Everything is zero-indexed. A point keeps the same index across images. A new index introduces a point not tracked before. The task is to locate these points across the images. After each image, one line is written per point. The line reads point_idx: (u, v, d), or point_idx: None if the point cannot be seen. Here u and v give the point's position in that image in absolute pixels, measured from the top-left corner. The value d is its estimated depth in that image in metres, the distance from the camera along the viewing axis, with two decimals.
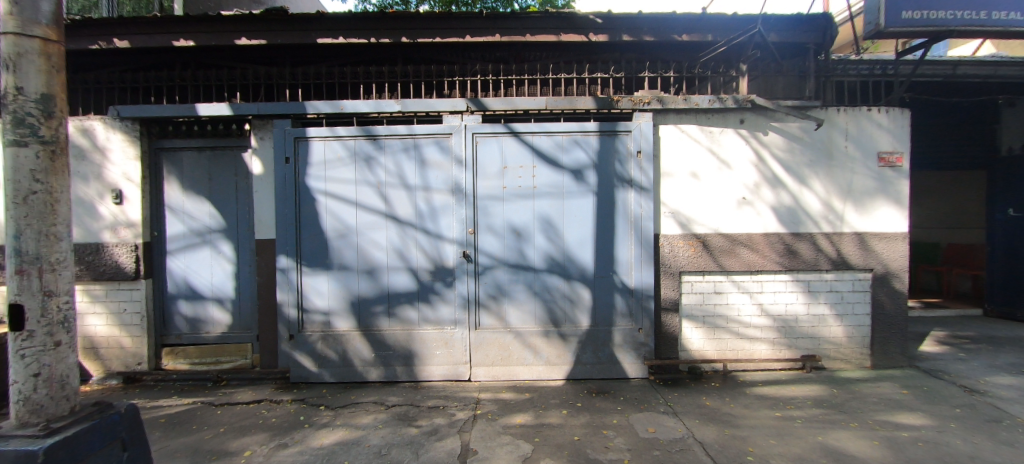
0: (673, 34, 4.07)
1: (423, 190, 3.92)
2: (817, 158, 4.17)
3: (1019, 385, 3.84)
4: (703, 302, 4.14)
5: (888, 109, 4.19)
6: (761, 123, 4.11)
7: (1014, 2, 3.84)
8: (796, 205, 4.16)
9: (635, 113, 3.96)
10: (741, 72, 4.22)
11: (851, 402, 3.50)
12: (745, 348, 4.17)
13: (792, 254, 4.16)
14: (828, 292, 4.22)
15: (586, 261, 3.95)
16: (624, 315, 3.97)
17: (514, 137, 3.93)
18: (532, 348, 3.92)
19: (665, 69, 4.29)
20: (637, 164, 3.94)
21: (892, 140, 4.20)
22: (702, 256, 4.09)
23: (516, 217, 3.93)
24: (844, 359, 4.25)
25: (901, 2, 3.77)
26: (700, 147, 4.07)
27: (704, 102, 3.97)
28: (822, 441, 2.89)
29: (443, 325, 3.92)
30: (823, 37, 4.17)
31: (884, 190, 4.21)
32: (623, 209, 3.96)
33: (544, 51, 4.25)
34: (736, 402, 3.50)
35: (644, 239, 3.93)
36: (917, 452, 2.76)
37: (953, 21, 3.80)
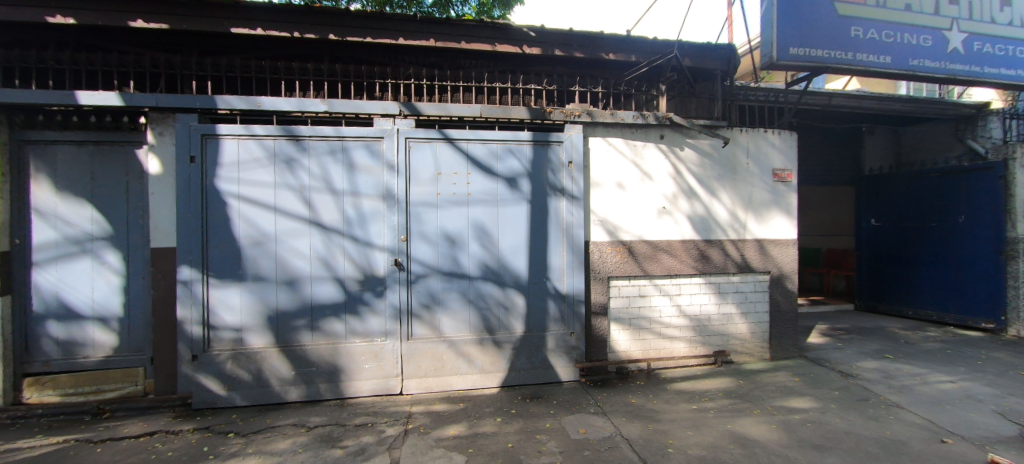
0: (600, 53, 4.31)
1: (351, 196, 3.72)
2: (724, 173, 4.64)
3: (880, 368, 4.55)
4: (629, 305, 4.38)
5: (779, 131, 4.79)
6: (678, 139, 4.49)
7: (872, 47, 4.60)
8: (708, 215, 4.58)
9: (567, 125, 4.12)
10: (660, 92, 4.58)
11: (754, 391, 3.89)
12: (666, 347, 4.48)
13: (705, 259, 4.57)
14: (734, 293, 4.68)
15: (520, 268, 4.00)
16: (557, 320, 4.07)
17: (448, 143, 3.89)
18: (466, 356, 3.87)
19: (594, 85, 4.53)
20: (568, 174, 4.09)
21: (783, 159, 4.81)
22: (627, 262, 4.33)
23: (450, 224, 3.88)
24: (748, 353, 4.73)
25: (789, 40, 4.36)
26: (625, 159, 4.33)
27: (629, 117, 4.25)
28: (730, 428, 3.17)
29: (373, 337, 3.74)
30: (728, 64, 4.67)
31: (777, 202, 4.79)
32: (555, 217, 4.08)
33: (479, 59, 4.28)
34: (658, 398, 3.74)
35: (575, 246, 4.08)
36: (806, 432, 3.14)
37: (828, 59, 4.45)
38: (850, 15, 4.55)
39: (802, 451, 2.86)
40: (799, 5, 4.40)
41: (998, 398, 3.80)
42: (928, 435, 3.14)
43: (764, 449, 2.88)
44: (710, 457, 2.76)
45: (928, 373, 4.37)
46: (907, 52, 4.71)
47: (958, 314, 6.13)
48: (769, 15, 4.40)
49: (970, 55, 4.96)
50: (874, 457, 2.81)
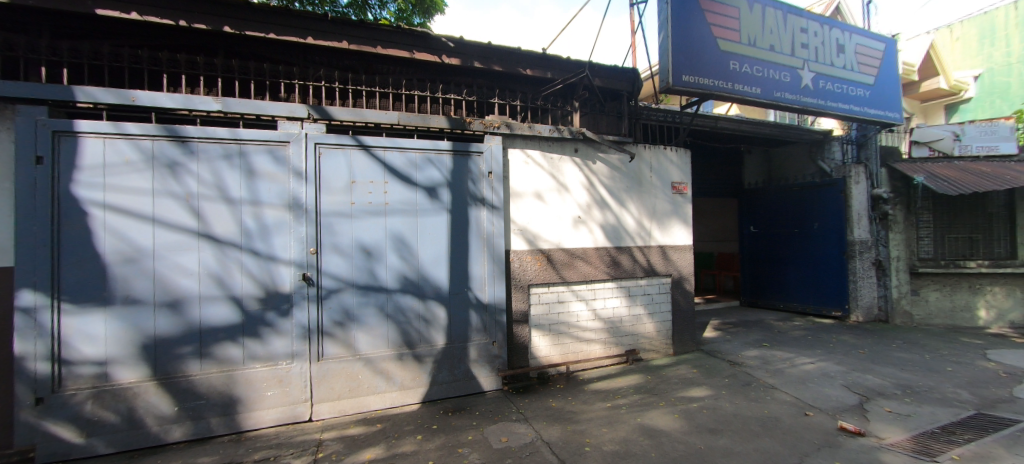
0: (518, 68, 4.47)
1: (251, 205, 3.37)
2: (631, 185, 5.04)
3: (760, 355, 5.24)
4: (549, 311, 4.53)
5: (676, 149, 5.35)
6: (590, 153, 4.79)
7: (746, 79, 5.36)
8: (618, 224, 4.93)
9: (486, 136, 4.17)
10: (574, 108, 4.86)
11: (660, 385, 4.24)
12: (583, 350, 4.71)
13: (616, 264, 4.90)
14: (642, 295, 5.08)
15: (441, 279, 3.93)
16: (479, 330, 4.06)
17: (363, 150, 3.71)
18: (384, 374, 3.69)
19: (512, 98, 4.67)
20: (488, 184, 4.13)
21: (680, 174, 5.37)
22: (546, 270, 4.48)
23: (366, 235, 3.69)
24: (656, 349, 5.16)
25: (682, 68, 4.90)
26: (543, 171, 4.50)
27: (545, 131, 4.45)
28: (640, 422, 3.42)
29: (276, 361, 3.39)
30: (632, 87, 5.12)
31: (676, 212, 5.32)
32: (475, 227, 4.09)
33: (396, 66, 4.17)
34: (576, 399, 3.90)
35: (495, 255, 4.12)
36: (702, 418, 3.49)
37: (713, 87, 5.09)
38: (729, 51, 5.27)
39: (699, 436, 3.18)
40: (689, 38, 4.98)
41: (845, 373, 4.59)
42: (795, 410, 3.68)
43: (669, 438, 3.14)
44: (623, 451, 2.94)
45: (795, 357, 5.14)
46: (772, 85, 5.58)
47: (815, 305, 7.31)
48: (665, 44, 4.92)
49: (817, 90, 6.02)
50: (756, 434, 3.21)
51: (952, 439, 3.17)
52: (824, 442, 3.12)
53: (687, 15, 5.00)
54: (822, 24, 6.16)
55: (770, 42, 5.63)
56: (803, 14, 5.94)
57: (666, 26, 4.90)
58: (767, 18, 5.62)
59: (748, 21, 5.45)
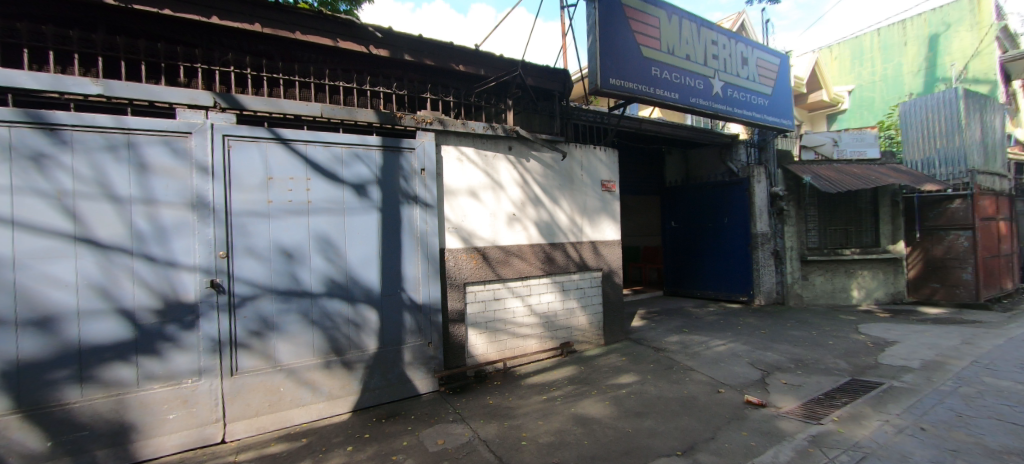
0: (450, 63, 4.39)
1: (144, 204, 2.96)
2: (563, 183, 5.19)
3: (680, 340, 5.69)
4: (485, 309, 4.52)
5: (604, 149, 5.61)
6: (524, 151, 4.85)
7: (665, 84, 5.75)
8: (551, 221, 5.05)
9: (418, 132, 4.05)
10: (507, 106, 4.88)
11: (593, 375, 4.43)
12: (519, 345, 4.78)
13: (550, 260, 5.03)
14: (575, 289, 5.26)
15: (371, 281, 3.75)
16: (413, 332, 3.94)
17: (281, 144, 3.42)
18: (309, 384, 3.45)
19: (445, 94, 4.58)
20: (421, 181, 4.02)
21: (608, 172, 5.64)
22: (481, 267, 4.47)
23: (285, 236, 3.42)
24: (588, 341, 5.38)
25: (609, 72, 5.14)
26: (477, 169, 4.47)
27: (479, 128, 4.42)
28: (574, 411, 3.55)
29: (180, 379, 3.03)
30: (563, 87, 5.26)
31: (605, 209, 5.58)
32: (408, 226, 3.96)
33: (319, 54, 3.90)
34: (513, 395, 3.95)
35: (429, 255, 4.03)
36: (630, 403, 3.70)
37: (637, 91, 5.39)
38: (651, 58, 5.62)
39: (627, 420, 3.37)
40: (615, 43, 5.24)
41: (750, 352, 5.13)
42: (710, 388, 4.05)
43: (600, 424, 3.30)
44: (558, 441, 3.03)
45: (710, 340, 5.65)
46: (688, 92, 6.05)
47: (726, 292, 8.10)
48: (594, 48, 5.11)
49: (726, 97, 6.63)
50: (677, 413, 3.48)
51: (833, 403, 3.68)
52: (733, 415, 3.47)
53: (613, 21, 5.25)
54: (729, 38, 6.81)
55: (686, 51, 6.09)
56: (713, 28, 6.51)
57: (594, 30, 5.10)
58: (683, 30, 6.08)
59: (667, 31, 5.85)
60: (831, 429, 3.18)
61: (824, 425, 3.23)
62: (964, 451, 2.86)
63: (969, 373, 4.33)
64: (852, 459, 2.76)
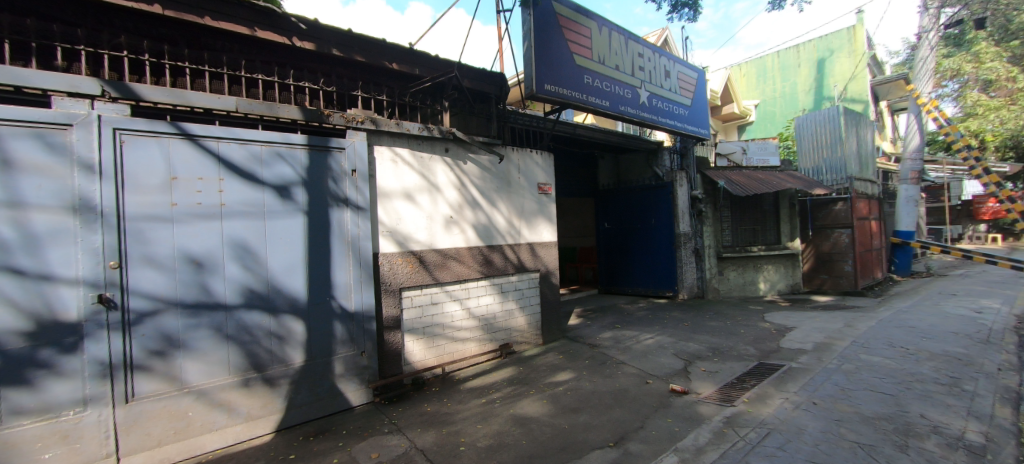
0: (383, 61, 4.22)
1: (7, 207, 2.51)
2: (500, 185, 5.23)
3: (613, 336, 5.97)
4: (422, 314, 4.41)
5: (541, 152, 5.74)
6: (461, 153, 4.82)
7: (597, 92, 6.02)
8: (489, 223, 5.06)
9: (348, 131, 3.85)
10: (443, 107, 4.81)
11: (531, 374, 4.50)
12: (458, 349, 4.73)
13: (488, 263, 5.04)
14: (514, 291, 5.32)
15: (297, 289, 3.51)
16: (344, 341, 3.74)
17: (187, 140, 3.08)
18: (224, 406, 3.13)
19: (377, 92, 4.41)
20: (351, 183, 3.83)
21: (544, 175, 5.79)
22: (418, 272, 4.36)
23: (193, 243, 3.08)
24: (527, 341, 5.46)
25: (544, 78, 5.27)
26: (412, 171, 4.36)
27: (414, 129, 4.31)
28: (512, 412, 3.58)
29: (60, 411, 2.60)
30: (500, 90, 5.30)
31: (542, 211, 5.71)
32: (338, 230, 3.76)
33: (233, 42, 3.57)
34: (452, 400, 3.89)
35: (361, 260, 3.85)
36: (567, 400, 3.82)
37: (570, 97, 5.59)
38: (583, 66, 5.86)
39: (563, 416, 3.47)
40: (549, 50, 5.39)
41: (675, 343, 5.52)
42: (639, 380, 4.30)
43: (538, 423, 3.36)
44: (496, 443, 3.04)
45: (640, 334, 5.99)
46: (617, 100, 6.39)
47: (654, 288, 8.66)
48: (529, 53, 5.21)
49: (651, 107, 7.10)
50: (609, 406, 3.65)
51: (744, 386, 4.08)
52: (659, 403, 3.71)
53: (547, 29, 5.39)
54: (653, 52, 7.30)
55: (615, 62, 6.43)
56: (639, 41, 6.95)
57: (530, 35, 5.20)
58: (612, 41, 6.41)
59: (598, 42, 6.14)
60: (742, 409, 3.52)
61: (736, 407, 3.57)
62: (846, 420, 3.30)
63: (850, 352, 5.02)
64: (759, 435, 3.08)
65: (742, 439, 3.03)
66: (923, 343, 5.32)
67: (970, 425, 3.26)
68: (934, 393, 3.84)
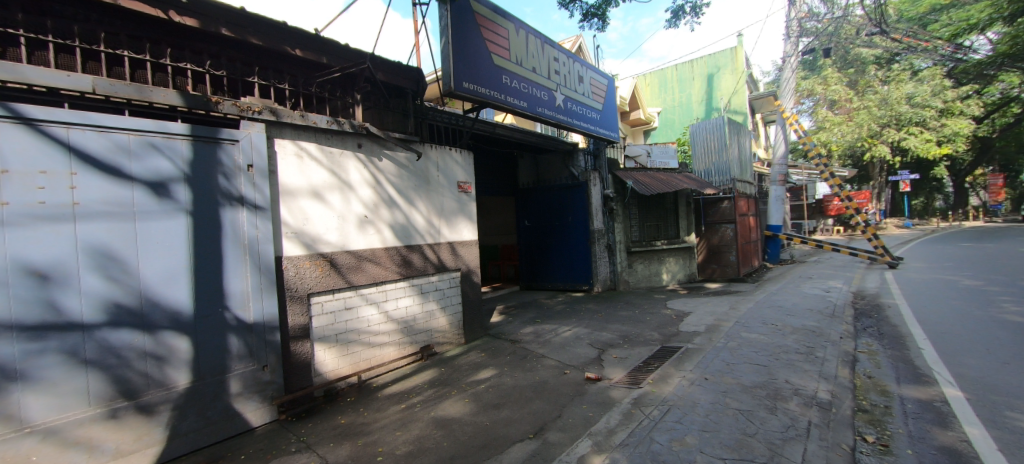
0: (284, 46, 3.84)
1: None
2: (418, 183, 5.10)
3: (533, 330, 6.15)
4: (334, 321, 4.13)
5: (460, 151, 5.70)
6: (375, 149, 4.59)
7: (515, 93, 6.13)
8: (407, 223, 4.90)
9: (242, 121, 3.45)
10: (355, 100, 4.55)
11: (452, 375, 4.46)
12: (375, 355, 4.51)
13: (406, 263, 4.88)
14: (434, 291, 5.22)
15: (179, 301, 3.06)
16: (242, 357, 3.36)
17: (24, 125, 2.53)
18: (83, 443, 2.64)
19: (278, 80, 4.02)
20: (247, 179, 3.45)
21: (464, 174, 5.76)
22: (328, 275, 4.06)
23: (34, 251, 2.53)
24: (448, 341, 5.39)
25: (462, 75, 5.22)
26: (321, 167, 4.05)
27: (322, 121, 3.99)
28: (434, 415, 3.51)
29: None
30: (417, 85, 5.15)
31: (461, 210, 5.67)
32: (231, 231, 3.35)
33: (89, 10, 2.99)
34: (369, 409, 3.70)
35: (260, 264, 3.48)
36: (488, 396, 3.85)
37: (488, 96, 5.61)
38: (501, 67, 5.93)
39: (485, 414, 3.49)
40: (467, 48, 5.35)
41: (590, 334, 5.86)
42: (558, 371, 4.48)
43: (459, 423, 3.33)
44: (416, 449, 2.95)
45: (558, 327, 6.26)
46: (535, 102, 6.57)
47: (571, 283, 9.10)
48: (447, 50, 5.12)
49: (566, 109, 7.44)
50: (529, 399, 3.76)
51: (649, 368, 4.47)
52: (576, 392, 3.91)
53: (464, 26, 5.35)
54: (567, 57, 7.64)
55: (532, 64, 6.61)
56: (555, 46, 7.22)
57: (447, 32, 5.12)
58: (529, 44, 6.57)
59: (515, 43, 6.25)
60: (647, 390, 3.85)
61: (642, 388, 3.90)
62: (730, 391, 3.77)
63: (734, 331, 5.75)
64: (661, 412, 3.39)
65: (647, 418, 3.31)
66: (788, 319, 6.29)
67: (821, 385, 3.93)
68: (796, 361, 4.55)
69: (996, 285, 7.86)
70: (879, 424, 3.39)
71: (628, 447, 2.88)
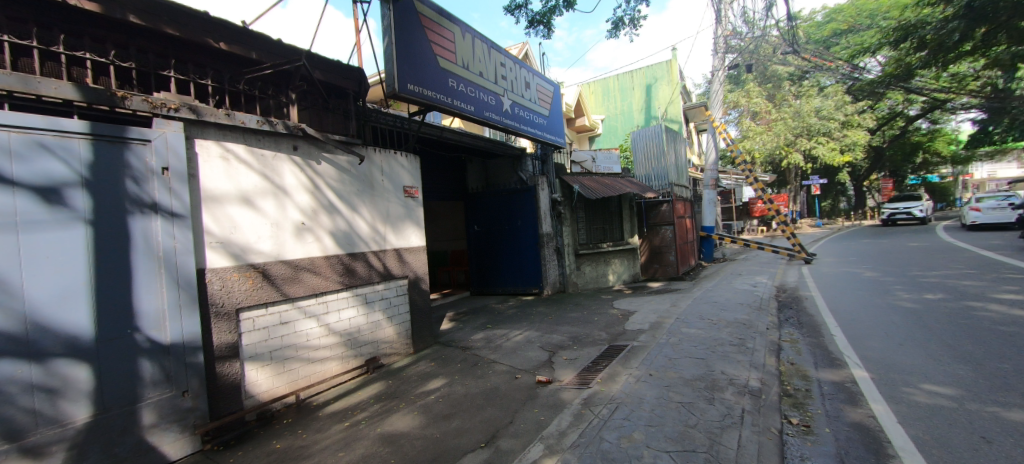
0: (206, 38, 3.52)
1: None
2: (361, 188, 4.88)
3: (484, 336, 6.07)
4: (268, 337, 3.82)
5: (406, 154, 5.54)
6: (313, 152, 4.33)
7: (461, 96, 6.07)
8: (350, 230, 4.67)
9: (154, 119, 3.10)
10: (290, 100, 4.27)
11: (401, 387, 4.28)
12: (315, 371, 4.23)
13: (349, 272, 4.63)
14: (380, 300, 5.00)
15: (77, 323, 2.67)
16: (157, 383, 3.00)
17: None
18: None
19: (199, 75, 3.67)
20: (162, 184, 3.09)
21: (410, 178, 5.60)
22: (260, 287, 3.75)
23: None
24: (396, 352, 5.19)
25: (406, 77, 5.07)
26: (251, 171, 3.75)
27: (251, 121, 3.69)
28: (380, 431, 3.34)
29: None
30: (359, 86, 4.98)
31: (408, 215, 5.50)
32: (142, 242, 2.99)
33: None
34: (308, 430, 3.45)
35: (179, 279, 3.13)
36: (438, 407, 3.73)
37: (434, 99, 5.50)
38: (447, 70, 5.85)
39: (435, 425, 3.39)
40: (411, 49, 5.21)
41: (541, 337, 5.90)
42: (509, 376, 4.46)
43: (408, 438, 3.20)
44: None
45: (509, 332, 6.24)
46: (482, 106, 6.56)
47: (522, 286, 9.16)
48: (390, 50, 4.95)
49: (514, 115, 7.50)
50: (481, 406, 3.70)
51: (598, 368, 4.58)
52: (528, 395, 3.91)
53: (408, 27, 5.21)
54: (513, 63, 7.71)
55: (478, 69, 6.59)
56: (501, 51, 7.25)
57: (390, 31, 4.95)
58: (475, 48, 6.55)
59: (461, 47, 6.20)
60: (596, 389, 3.93)
61: (592, 388, 3.98)
62: (673, 385, 3.95)
63: (675, 327, 6.06)
64: (610, 410, 3.46)
65: (597, 417, 3.37)
66: (723, 314, 6.73)
67: (752, 374, 4.23)
68: (730, 352, 4.88)
69: (890, 276, 8.95)
70: (803, 406, 3.71)
71: (579, 448, 2.90)
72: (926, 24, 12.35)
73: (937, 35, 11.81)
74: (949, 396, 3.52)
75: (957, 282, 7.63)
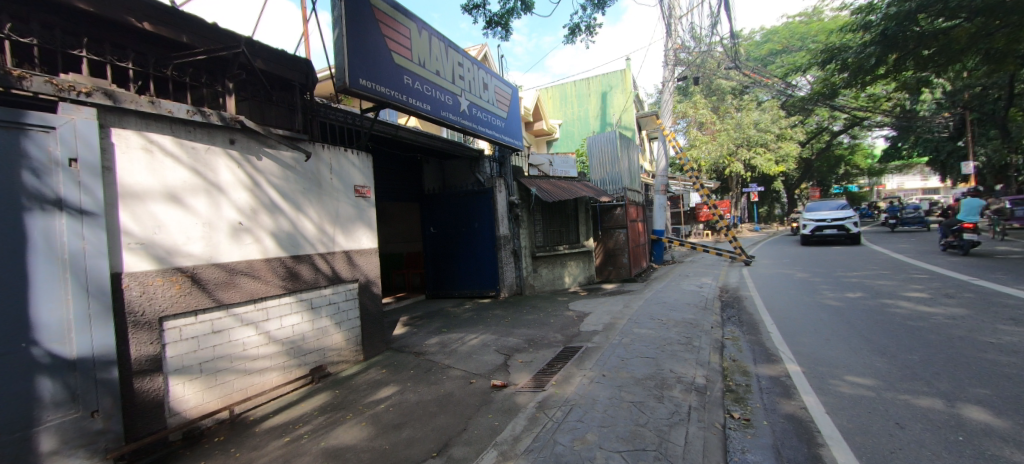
0: (127, 17, 3.16)
1: None
2: (307, 187, 4.60)
3: (439, 341, 5.91)
4: (197, 347, 3.49)
5: (357, 152, 5.30)
6: (252, 147, 4.02)
7: (417, 94, 5.91)
8: (294, 231, 4.38)
9: (60, 103, 2.74)
10: (226, 90, 3.95)
11: (348, 396, 4.07)
12: (253, 383, 3.93)
13: (293, 276, 4.35)
14: (327, 305, 4.73)
15: None
16: (59, 404, 2.65)
17: None
18: None
19: (119, 57, 3.31)
20: (69, 178, 2.74)
21: (362, 177, 5.37)
22: (189, 293, 3.42)
23: None
24: (344, 359, 4.93)
25: (358, 71, 4.84)
26: (179, 165, 3.42)
27: (179, 111, 3.38)
28: (324, 445, 3.14)
29: None
30: (306, 79, 4.71)
31: (359, 216, 5.27)
32: (42, 244, 2.62)
33: None
34: (242, 448, 3.18)
35: (90, 285, 2.78)
36: (388, 417, 3.58)
37: (387, 96, 5.29)
38: (402, 66, 5.67)
39: (383, 436, 3.23)
40: (364, 43, 5.00)
41: (497, 340, 5.84)
42: (464, 381, 4.36)
43: (354, 451, 3.02)
44: None
45: (464, 336, 6.13)
46: (438, 105, 6.42)
47: (478, 289, 9.07)
48: (340, 43, 4.70)
49: (471, 115, 7.42)
50: (433, 414, 3.58)
51: (553, 370, 4.59)
52: (482, 401, 3.84)
53: (360, 20, 5.00)
54: (471, 64, 7.63)
55: (435, 68, 6.45)
56: (459, 51, 7.15)
57: (341, 23, 4.70)
58: (432, 46, 6.40)
59: (417, 44, 6.04)
60: (551, 392, 3.93)
61: (546, 390, 3.98)
62: (625, 385, 4.03)
63: (627, 328, 6.22)
64: (564, 413, 3.47)
65: (551, 420, 3.35)
66: (672, 314, 7.01)
67: (698, 372, 4.41)
68: (678, 351, 5.06)
69: (818, 276, 9.73)
70: (743, 401, 3.91)
71: (533, 453, 2.86)
72: (848, 48, 13.60)
73: (858, 59, 12.93)
74: (867, 386, 3.85)
75: (873, 282, 8.44)
